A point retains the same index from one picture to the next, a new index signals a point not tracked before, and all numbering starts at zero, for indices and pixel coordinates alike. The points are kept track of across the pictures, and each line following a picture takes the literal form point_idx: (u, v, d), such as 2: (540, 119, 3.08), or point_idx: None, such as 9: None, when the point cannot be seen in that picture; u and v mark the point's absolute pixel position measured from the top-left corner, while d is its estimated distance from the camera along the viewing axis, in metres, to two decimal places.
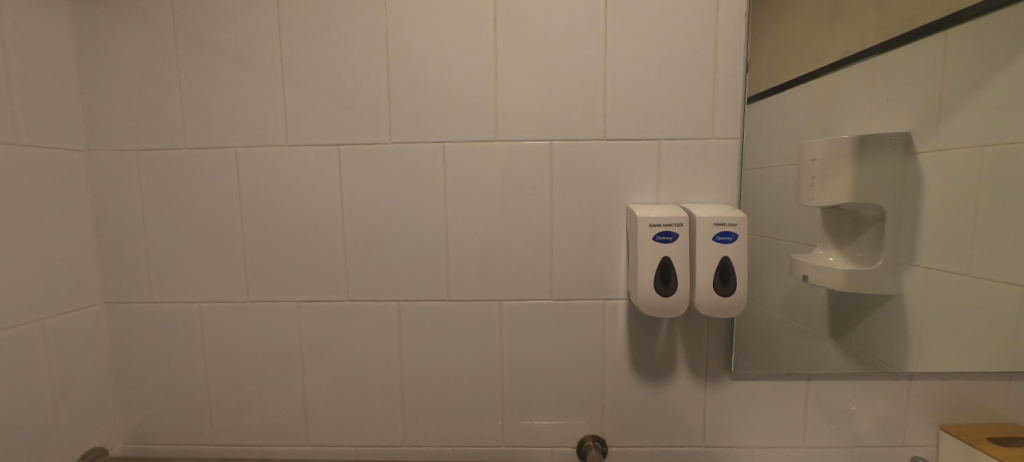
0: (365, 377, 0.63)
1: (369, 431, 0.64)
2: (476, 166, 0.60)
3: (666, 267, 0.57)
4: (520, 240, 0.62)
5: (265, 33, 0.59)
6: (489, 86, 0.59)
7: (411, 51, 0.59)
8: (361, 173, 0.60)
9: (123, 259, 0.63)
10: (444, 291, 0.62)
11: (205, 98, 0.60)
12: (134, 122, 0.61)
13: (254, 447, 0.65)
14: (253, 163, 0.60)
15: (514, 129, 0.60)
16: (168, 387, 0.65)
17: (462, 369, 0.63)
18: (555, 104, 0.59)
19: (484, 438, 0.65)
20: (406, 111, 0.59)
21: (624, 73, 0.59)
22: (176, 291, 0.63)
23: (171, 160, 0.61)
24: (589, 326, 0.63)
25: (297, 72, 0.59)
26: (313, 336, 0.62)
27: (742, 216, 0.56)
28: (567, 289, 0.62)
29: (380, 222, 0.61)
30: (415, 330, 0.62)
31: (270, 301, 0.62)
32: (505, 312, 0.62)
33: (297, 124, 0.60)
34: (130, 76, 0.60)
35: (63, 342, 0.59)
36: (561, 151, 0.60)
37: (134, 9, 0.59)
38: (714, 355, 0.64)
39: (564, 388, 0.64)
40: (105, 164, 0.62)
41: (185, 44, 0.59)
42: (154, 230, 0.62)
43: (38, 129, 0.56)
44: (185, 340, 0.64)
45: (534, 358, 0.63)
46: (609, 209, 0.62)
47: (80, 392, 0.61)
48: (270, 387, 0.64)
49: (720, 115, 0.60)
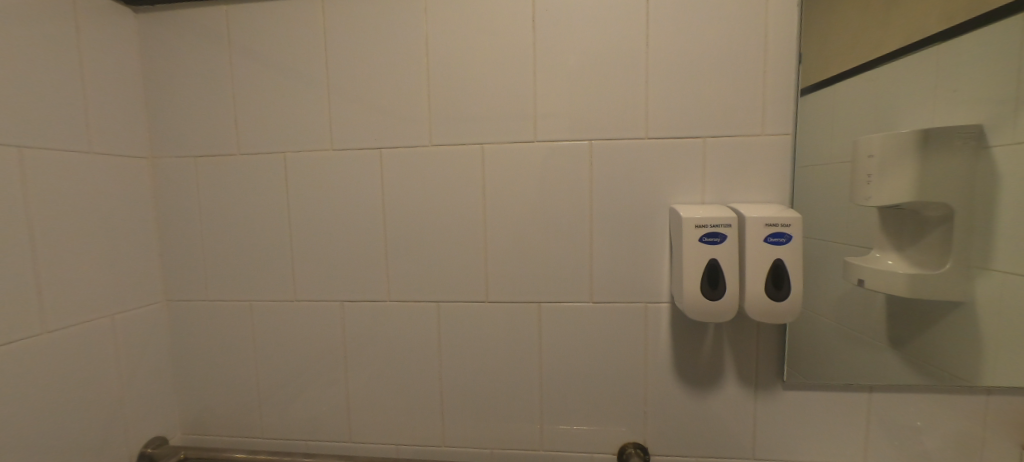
0: (405, 377, 0.64)
1: (409, 430, 0.65)
2: (516, 167, 0.60)
3: (713, 270, 0.54)
4: (559, 242, 0.61)
5: (310, 41, 0.61)
6: (527, 86, 0.59)
7: (450, 54, 0.59)
8: (401, 175, 0.61)
9: (181, 259, 0.67)
10: (483, 292, 0.62)
11: (256, 105, 0.63)
12: (192, 130, 0.64)
13: (299, 442, 0.67)
14: (300, 168, 0.62)
15: (553, 129, 0.59)
16: (221, 381, 0.68)
17: (500, 370, 0.63)
18: (596, 104, 0.58)
19: (522, 441, 0.64)
20: (445, 114, 0.60)
21: (666, 71, 0.58)
22: (229, 290, 0.66)
23: (224, 166, 0.64)
24: (630, 330, 0.61)
25: (341, 78, 0.61)
26: (355, 335, 0.64)
27: (796, 216, 0.53)
28: (607, 292, 0.61)
29: (420, 222, 0.61)
30: (454, 332, 0.63)
31: (315, 301, 0.64)
32: (543, 315, 0.62)
33: (340, 128, 0.61)
34: (188, 87, 0.64)
35: (129, 336, 0.63)
36: (601, 151, 0.59)
37: (192, 24, 0.63)
38: (765, 362, 0.61)
39: (603, 393, 0.63)
40: (166, 171, 0.66)
41: (238, 54, 0.62)
42: (209, 231, 0.66)
43: (109, 137, 0.61)
44: (237, 336, 0.67)
45: (573, 362, 0.62)
46: (651, 211, 0.60)
47: (143, 383, 0.65)
48: (315, 384, 0.66)
49: (771, 110, 0.57)
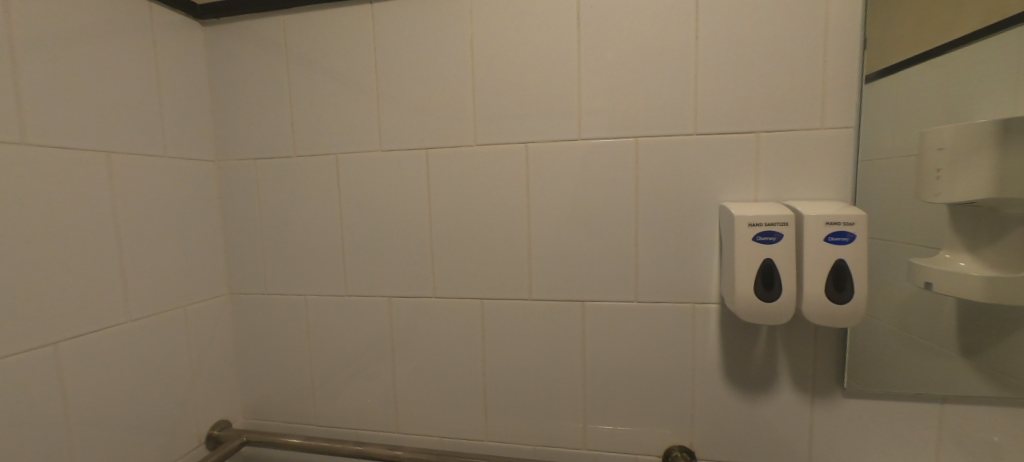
0: (449, 372, 0.65)
1: (453, 423, 0.66)
2: (560, 165, 0.60)
3: (768, 270, 0.52)
4: (604, 240, 0.60)
5: (360, 46, 0.63)
6: (572, 84, 0.59)
7: (495, 54, 0.60)
8: (447, 174, 0.62)
9: (243, 255, 0.72)
10: (526, 290, 0.62)
11: (310, 110, 0.66)
12: (253, 135, 0.69)
13: (349, 431, 0.70)
14: (351, 169, 0.65)
15: (599, 126, 0.59)
16: (278, 370, 0.72)
17: (543, 368, 0.63)
18: (644, 100, 0.57)
19: (565, 439, 0.64)
20: (489, 114, 0.61)
21: (717, 65, 0.56)
22: (285, 284, 0.70)
23: (282, 167, 0.68)
24: (676, 331, 0.60)
25: (389, 81, 0.63)
26: (401, 330, 0.66)
27: (860, 214, 0.50)
28: (653, 291, 0.60)
29: (465, 220, 0.63)
30: (497, 329, 0.63)
31: (364, 296, 0.67)
32: (586, 314, 0.61)
33: (388, 129, 0.63)
34: (248, 94, 0.68)
35: (198, 326, 0.68)
36: (647, 148, 0.58)
37: (252, 34, 0.67)
38: (823, 368, 0.58)
39: (648, 394, 0.62)
40: (230, 172, 0.71)
41: (294, 61, 0.66)
42: (267, 229, 0.70)
43: (182, 143, 0.66)
44: (292, 328, 0.71)
45: (617, 361, 0.62)
46: (700, 208, 0.58)
47: (210, 370, 0.70)
48: (364, 376, 0.68)
49: (831, 102, 0.54)
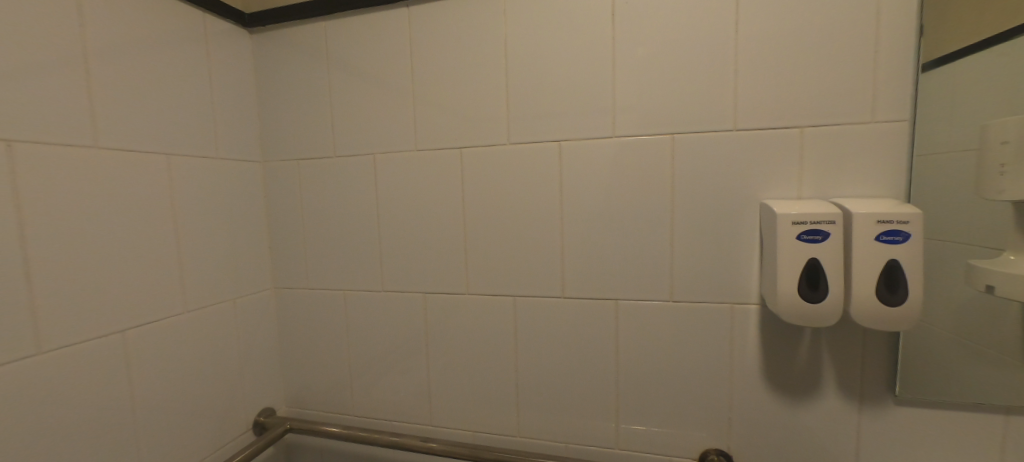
0: (482, 368, 0.67)
1: (485, 418, 0.67)
2: (594, 162, 0.60)
3: (813, 270, 0.50)
4: (638, 239, 0.60)
5: (396, 48, 0.65)
6: (606, 80, 0.58)
7: (528, 53, 0.60)
8: (480, 172, 0.63)
9: (286, 251, 0.75)
10: (558, 288, 0.62)
11: (349, 111, 0.68)
12: (296, 136, 0.72)
13: (384, 422, 0.73)
14: (388, 168, 0.67)
15: (633, 122, 0.58)
16: (318, 361, 0.75)
17: (575, 366, 0.63)
18: (680, 96, 0.56)
19: (597, 438, 0.64)
20: (522, 113, 0.61)
21: (758, 58, 0.54)
22: (325, 280, 0.73)
23: (322, 167, 0.71)
24: (713, 332, 0.59)
25: (424, 82, 0.65)
26: (435, 325, 0.68)
27: (915, 212, 0.48)
28: (689, 291, 0.59)
29: (498, 218, 0.64)
30: (529, 326, 0.64)
31: (400, 291, 0.69)
32: (620, 313, 0.61)
33: (424, 129, 0.65)
34: (292, 97, 0.72)
35: (245, 318, 0.73)
36: (684, 145, 0.57)
37: (295, 40, 0.70)
38: (873, 373, 0.55)
39: (684, 396, 0.61)
40: (275, 173, 0.74)
41: (334, 65, 0.68)
42: (308, 227, 0.73)
43: (232, 145, 0.70)
44: (331, 322, 0.73)
45: (651, 361, 0.61)
46: (740, 207, 0.57)
47: (256, 360, 0.75)
48: (399, 369, 0.70)
49: (882, 94, 0.52)
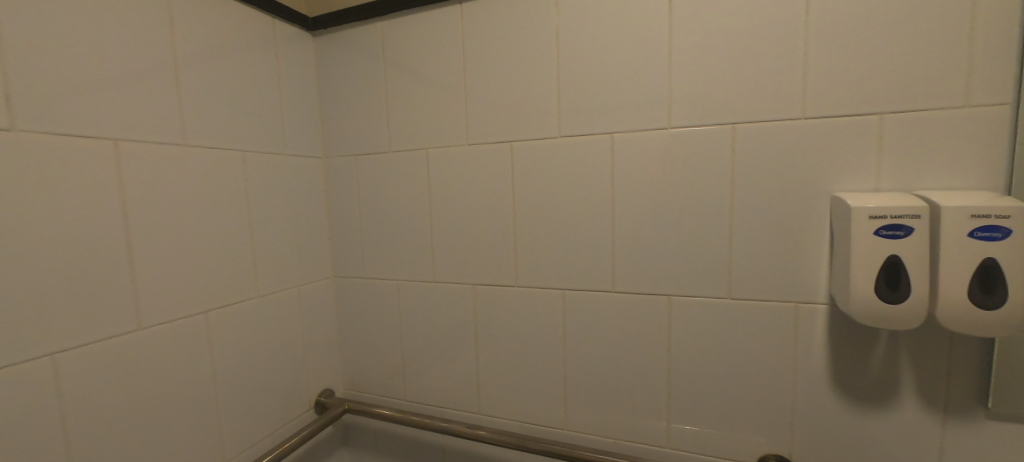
0: (530, 360, 0.67)
1: (533, 410, 0.68)
2: (647, 155, 0.59)
3: (893, 268, 0.47)
4: (693, 233, 0.58)
5: (449, 45, 0.67)
6: (662, 70, 0.57)
7: (580, 45, 0.60)
8: (531, 166, 0.64)
9: (345, 242, 0.80)
10: (608, 282, 0.62)
11: (403, 108, 0.71)
12: (354, 133, 0.76)
13: (434, 408, 0.75)
14: (440, 162, 0.69)
15: (690, 112, 0.56)
16: (372, 348, 0.80)
17: (624, 361, 0.63)
18: (743, 84, 0.54)
19: (647, 435, 0.63)
20: (574, 106, 0.61)
21: (831, 40, 0.51)
22: (380, 270, 0.76)
23: (378, 162, 0.74)
24: (775, 332, 0.56)
25: (476, 77, 0.66)
26: (484, 316, 0.69)
27: (1019, 205, 0.43)
28: (748, 288, 0.56)
29: (548, 211, 0.64)
30: (577, 319, 0.64)
31: (450, 283, 0.71)
32: (672, 310, 0.60)
33: (475, 124, 0.66)
34: (350, 96, 0.75)
35: (308, 304, 0.78)
36: (745, 135, 0.55)
37: (354, 41, 0.74)
38: (962, 384, 0.50)
39: (741, 397, 0.58)
40: (336, 168, 0.79)
41: (389, 64, 0.71)
42: (365, 219, 0.77)
43: (297, 143, 0.75)
44: (384, 310, 0.77)
45: (705, 359, 0.59)
46: (807, 200, 0.53)
47: (318, 343, 0.80)
48: (449, 357, 0.73)
49: (981, 75, 0.47)
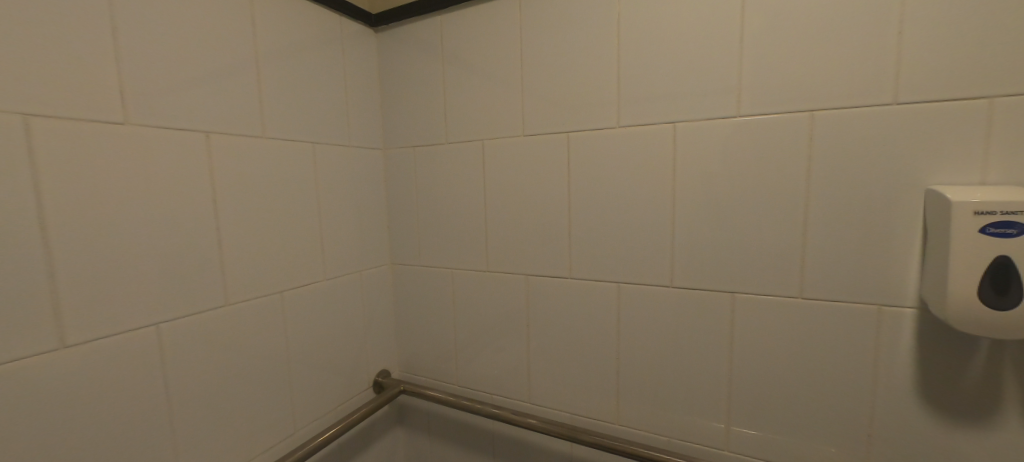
0: (582, 352, 0.67)
1: (584, 402, 0.69)
2: (713, 144, 0.56)
3: (1002, 269, 0.42)
4: (762, 227, 0.55)
5: (507, 36, 0.67)
6: (732, 54, 0.54)
7: (643, 31, 0.58)
8: (588, 156, 0.63)
9: (403, 231, 0.83)
10: (667, 276, 0.60)
11: (460, 100, 0.72)
12: (413, 125, 0.79)
13: (485, 395, 0.77)
14: (495, 153, 0.70)
15: (763, 98, 0.53)
16: (427, 333, 0.83)
17: (681, 358, 0.61)
18: (824, 67, 0.50)
19: (704, 436, 0.61)
20: (635, 94, 0.60)
21: (932, 16, 0.46)
22: (435, 258, 0.79)
23: (436, 154, 0.76)
24: (853, 336, 0.52)
25: (533, 67, 0.66)
26: (536, 306, 0.70)
27: None
28: (824, 287, 0.53)
29: (604, 203, 0.63)
30: (632, 313, 0.63)
31: (503, 272, 0.72)
32: (736, 307, 0.57)
33: (532, 115, 0.67)
34: (410, 89, 0.78)
35: (369, 289, 0.82)
36: (826, 123, 0.51)
37: (414, 35, 0.76)
38: None
39: (811, 403, 0.55)
40: (395, 160, 0.82)
41: (448, 57, 0.73)
42: (422, 209, 0.80)
43: (361, 134, 0.79)
44: (439, 297, 0.80)
45: (771, 361, 0.56)
46: (897, 193, 0.49)
47: (377, 326, 0.84)
48: (500, 346, 0.74)
49: None
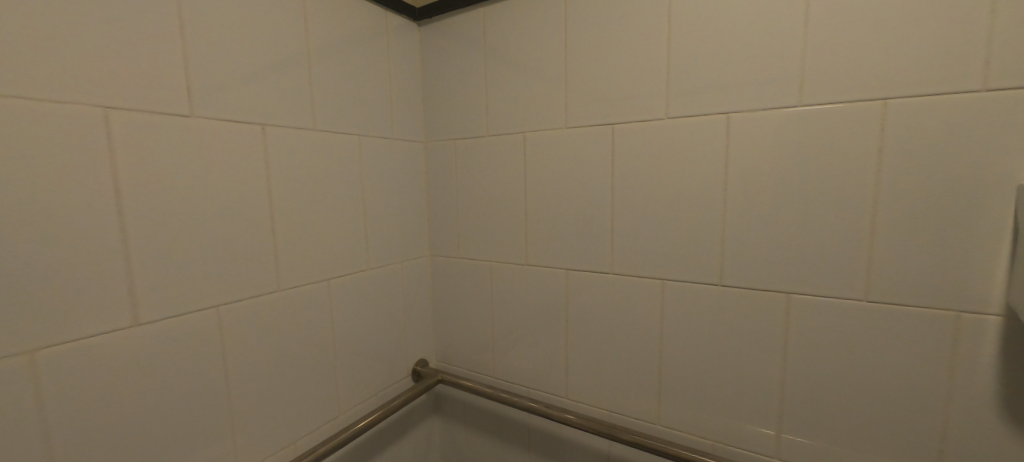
0: (623, 349, 0.66)
1: (623, 400, 0.68)
2: (770, 136, 0.53)
3: None
4: (824, 225, 0.52)
5: (551, 26, 0.66)
6: (795, 40, 0.51)
7: (696, 18, 0.56)
8: (634, 149, 0.62)
9: (443, 223, 0.85)
10: (715, 274, 0.58)
11: (502, 92, 0.72)
12: (455, 118, 0.79)
13: (521, 388, 0.78)
14: (537, 146, 0.70)
15: (828, 87, 0.50)
16: (464, 324, 0.84)
17: (729, 360, 0.59)
18: (901, 51, 0.46)
19: (751, 441, 0.59)
20: (685, 84, 0.57)
21: None
22: (474, 250, 0.80)
23: (477, 147, 0.77)
24: (926, 344, 0.48)
25: (578, 58, 0.65)
26: (576, 301, 0.69)
27: None
28: (893, 291, 0.49)
29: (650, 197, 0.61)
30: (676, 311, 0.61)
31: (542, 266, 0.72)
32: (791, 309, 0.54)
33: (575, 107, 0.66)
34: (452, 82, 0.79)
35: (409, 279, 0.84)
36: (900, 112, 0.47)
37: (456, 28, 0.76)
38: None
39: (874, 414, 0.52)
40: (436, 153, 0.83)
41: (490, 49, 0.73)
42: (462, 202, 0.81)
43: (405, 127, 0.81)
44: (477, 289, 0.81)
45: (829, 366, 0.53)
46: (984, 190, 0.44)
47: (417, 316, 0.86)
48: (538, 340, 0.74)
49: None
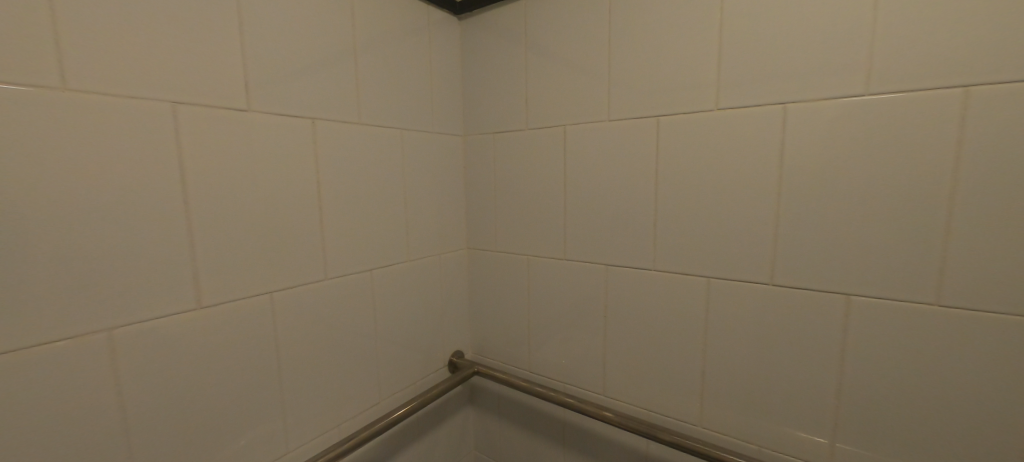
0: (664, 347, 0.65)
1: (663, 399, 0.66)
2: (831, 127, 0.50)
3: None
4: (892, 223, 0.48)
5: (595, 17, 0.65)
6: (862, 23, 0.47)
7: (751, 3, 0.53)
8: (680, 142, 0.60)
9: (480, 216, 0.86)
10: (766, 272, 0.56)
11: (542, 86, 0.72)
12: (494, 112, 0.80)
13: (556, 382, 0.78)
14: (578, 140, 0.69)
15: (900, 74, 0.46)
16: (500, 317, 0.85)
17: (779, 363, 0.56)
18: (989, 33, 0.42)
19: (801, 448, 0.56)
20: (738, 74, 0.55)
21: None
22: (512, 244, 0.81)
23: (516, 141, 0.77)
24: (1009, 354, 0.44)
25: (622, 49, 0.63)
26: (615, 297, 0.68)
27: None
28: (971, 295, 0.45)
29: (696, 191, 0.59)
30: (722, 310, 0.59)
31: (581, 261, 0.71)
32: (851, 312, 0.51)
33: (618, 99, 0.64)
34: (492, 76, 0.79)
35: (446, 271, 0.85)
36: (985, 101, 0.43)
37: (497, 22, 0.77)
38: None
39: (944, 427, 0.48)
40: (475, 147, 0.84)
41: (531, 42, 0.73)
42: (501, 195, 0.81)
43: (445, 122, 0.82)
44: (514, 283, 0.81)
45: (893, 374, 0.50)
46: None
47: (454, 307, 0.88)
48: (575, 335, 0.74)
49: None
